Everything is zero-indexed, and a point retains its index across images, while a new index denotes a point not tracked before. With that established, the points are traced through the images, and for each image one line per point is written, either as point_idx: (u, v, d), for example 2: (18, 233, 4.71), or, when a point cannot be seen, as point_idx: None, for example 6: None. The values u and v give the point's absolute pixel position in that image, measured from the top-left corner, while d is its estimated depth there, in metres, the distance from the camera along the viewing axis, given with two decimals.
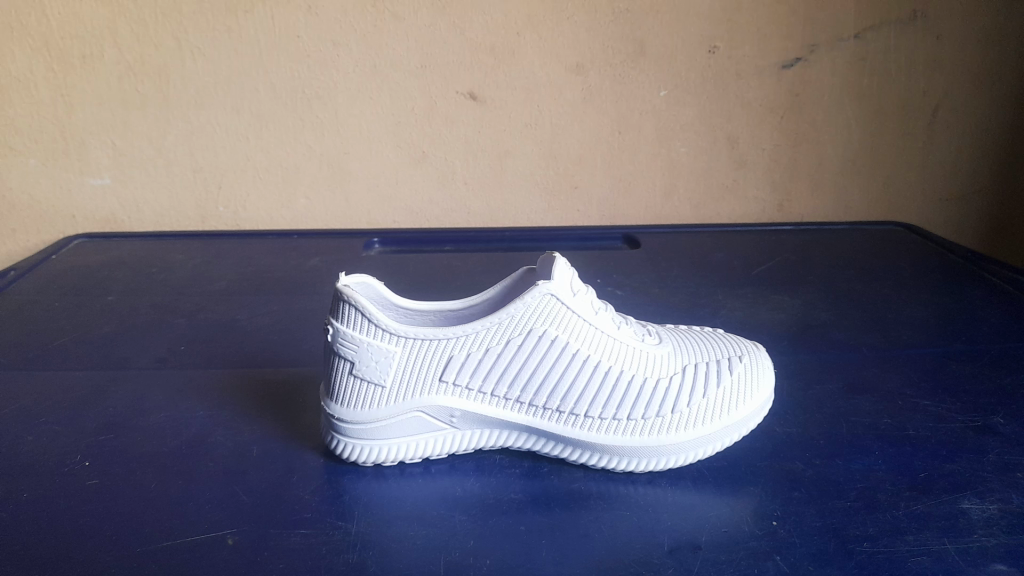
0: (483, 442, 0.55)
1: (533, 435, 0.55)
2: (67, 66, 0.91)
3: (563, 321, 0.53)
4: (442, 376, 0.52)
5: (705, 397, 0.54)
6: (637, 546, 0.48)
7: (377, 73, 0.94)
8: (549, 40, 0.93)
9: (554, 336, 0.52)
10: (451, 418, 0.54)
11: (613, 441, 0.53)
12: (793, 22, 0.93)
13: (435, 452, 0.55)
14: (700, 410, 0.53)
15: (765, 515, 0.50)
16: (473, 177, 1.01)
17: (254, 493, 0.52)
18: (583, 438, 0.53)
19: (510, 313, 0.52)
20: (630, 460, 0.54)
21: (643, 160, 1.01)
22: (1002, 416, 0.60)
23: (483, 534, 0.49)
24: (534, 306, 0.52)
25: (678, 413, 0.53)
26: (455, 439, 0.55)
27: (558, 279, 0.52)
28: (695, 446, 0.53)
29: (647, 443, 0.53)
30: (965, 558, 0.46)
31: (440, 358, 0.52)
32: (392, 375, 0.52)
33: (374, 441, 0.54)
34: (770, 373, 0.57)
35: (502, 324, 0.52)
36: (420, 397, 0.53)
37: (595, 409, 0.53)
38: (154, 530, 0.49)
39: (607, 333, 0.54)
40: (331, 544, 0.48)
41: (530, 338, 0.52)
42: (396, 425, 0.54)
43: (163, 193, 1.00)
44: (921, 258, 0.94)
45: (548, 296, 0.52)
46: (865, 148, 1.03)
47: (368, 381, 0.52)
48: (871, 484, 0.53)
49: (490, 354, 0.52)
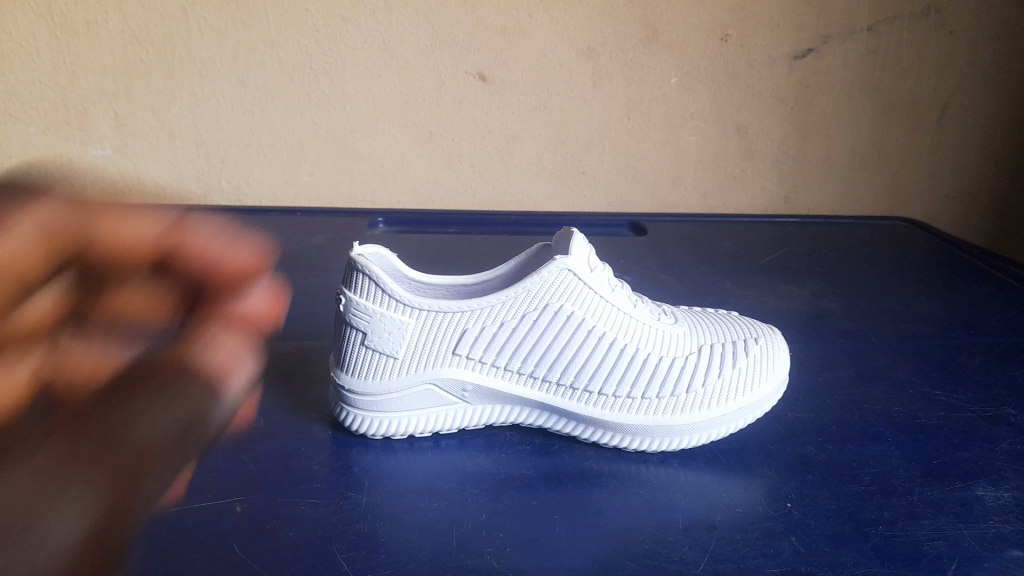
0: (493, 417, 0.55)
1: (544, 412, 0.54)
2: (71, 32, 0.90)
3: (579, 297, 0.52)
4: (456, 349, 0.52)
5: (721, 377, 0.53)
6: (652, 524, 0.47)
7: (386, 51, 0.92)
8: (562, 22, 0.92)
9: (571, 312, 0.52)
10: (463, 392, 0.53)
11: (627, 419, 0.52)
12: (808, 12, 0.92)
13: (445, 427, 0.54)
14: (715, 390, 0.53)
15: (778, 497, 0.50)
16: (479, 159, 1.00)
17: (261, 463, 0.51)
18: (597, 416, 0.53)
19: (527, 287, 0.51)
20: (642, 439, 0.53)
21: (652, 147, 1.00)
22: (1013, 406, 0.60)
23: (495, 509, 0.48)
24: (551, 280, 0.51)
25: (692, 392, 0.52)
26: (466, 413, 0.54)
27: (576, 254, 0.52)
28: (710, 426, 0.53)
29: (662, 422, 0.52)
30: (981, 543, 0.45)
31: (455, 331, 0.51)
32: (404, 347, 0.52)
33: (384, 413, 0.53)
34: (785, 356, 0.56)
35: (518, 298, 0.51)
36: (432, 370, 0.52)
37: (610, 386, 0.52)
38: (160, 497, 0.48)
39: (623, 310, 0.54)
40: (340, 514, 0.47)
41: (546, 313, 0.51)
42: (406, 398, 0.53)
43: (164, 166, 0.99)
44: (928, 253, 0.94)
45: (566, 271, 0.51)
46: (874, 141, 1.02)
47: (380, 352, 0.51)
48: (884, 469, 0.52)
49: (504, 329, 0.51)
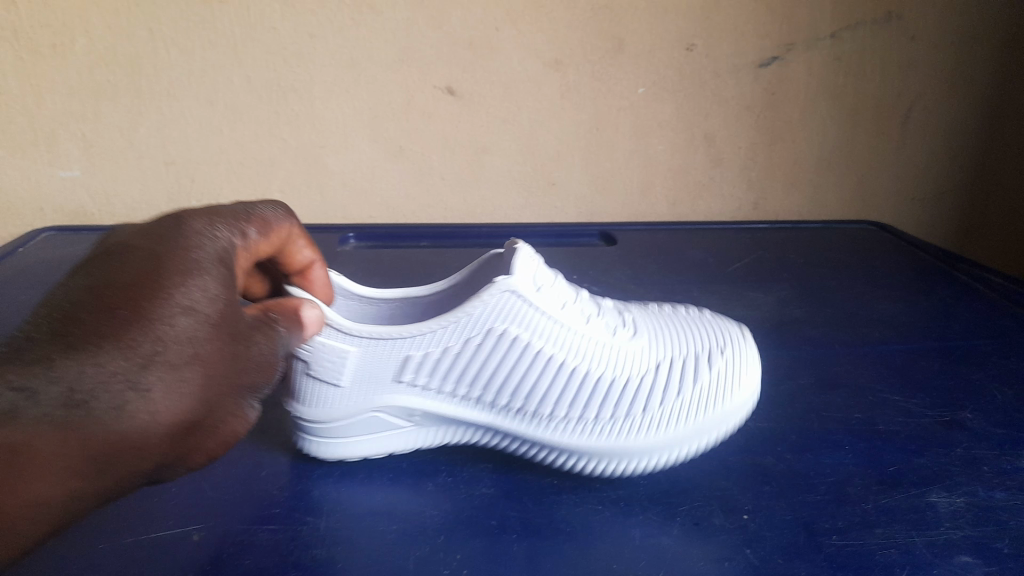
0: (447, 438, 0.55)
1: (497, 433, 0.54)
2: (36, 54, 0.89)
3: (524, 319, 0.51)
4: (400, 376, 0.51)
5: (679, 397, 0.52)
6: (609, 540, 0.47)
7: (354, 67, 0.93)
8: (528, 35, 0.92)
9: (515, 335, 0.51)
10: (413, 416, 0.53)
11: (579, 442, 0.52)
12: (771, 20, 0.93)
13: (400, 448, 0.55)
14: (671, 413, 0.51)
15: (735, 509, 0.50)
16: (450, 173, 1.00)
17: (222, 489, 0.52)
18: (549, 440, 0.52)
19: (469, 312, 0.50)
20: (600, 463, 0.52)
21: (621, 156, 1.01)
22: (970, 411, 0.61)
23: (454, 529, 0.48)
24: (493, 304, 0.50)
25: (647, 415, 0.51)
26: (419, 434, 0.54)
27: (519, 275, 0.51)
28: (669, 448, 0.52)
29: (615, 447, 0.51)
30: (933, 550, 0.46)
31: (398, 358, 0.51)
32: (349, 375, 0.51)
33: (337, 440, 0.53)
34: (753, 360, 0.55)
35: (459, 324, 0.50)
36: (379, 396, 0.52)
37: (560, 409, 0.52)
38: (117, 526, 0.48)
39: (572, 329, 0.53)
40: (299, 540, 0.47)
41: (489, 337, 0.50)
42: (356, 424, 0.53)
43: (136, 186, 0.98)
44: (895, 257, 0.95)
45: (508, 293, 0.50)
46: (840, 147, 1.04)
47: (324, 381, 0.51)
48: (841, 478, 0.53)
49: (447, 354, 0.51)
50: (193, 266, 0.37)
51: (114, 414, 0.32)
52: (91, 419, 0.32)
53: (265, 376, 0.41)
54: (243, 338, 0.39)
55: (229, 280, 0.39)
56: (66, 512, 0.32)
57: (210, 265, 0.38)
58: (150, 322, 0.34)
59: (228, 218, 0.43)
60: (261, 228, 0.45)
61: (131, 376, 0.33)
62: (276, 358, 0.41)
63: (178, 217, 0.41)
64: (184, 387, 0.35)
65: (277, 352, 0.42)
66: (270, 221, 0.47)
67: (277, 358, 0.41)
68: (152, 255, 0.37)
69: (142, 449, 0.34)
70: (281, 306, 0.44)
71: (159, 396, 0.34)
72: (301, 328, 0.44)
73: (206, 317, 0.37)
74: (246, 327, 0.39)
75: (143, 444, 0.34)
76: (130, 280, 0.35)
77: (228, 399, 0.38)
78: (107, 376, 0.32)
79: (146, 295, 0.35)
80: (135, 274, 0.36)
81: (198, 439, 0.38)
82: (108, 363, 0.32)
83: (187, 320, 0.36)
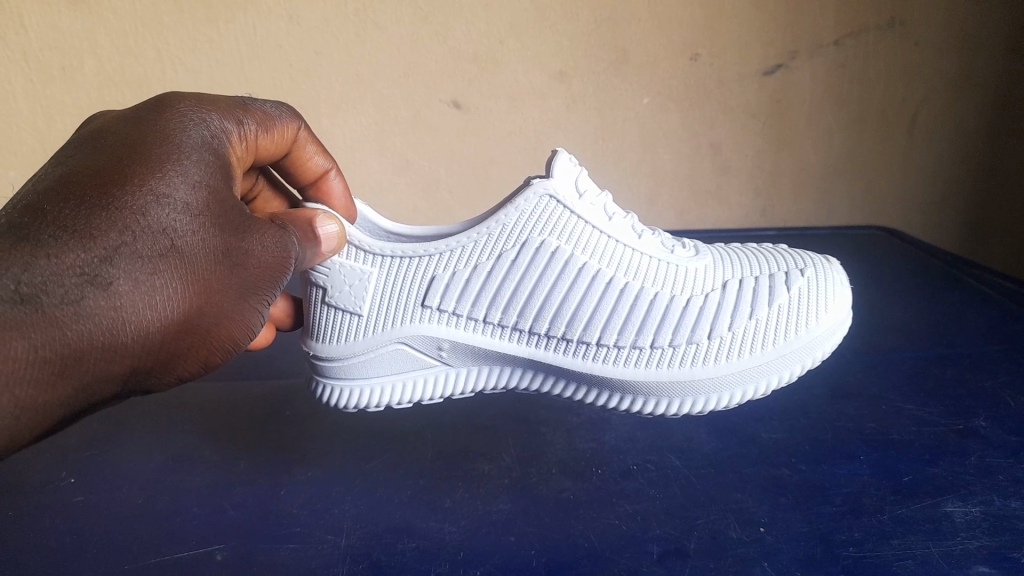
0: (474, 378, 0.52)
1: (536, 373, 0.52)
2: (46, 76, 0.90)
3: (563, 227, 0.49)
4: (425, 301, 0.50)
5: (755, 316, 0.49)
6: (626, 554, 0.48)
7: (362, 83, 0.94)
8: (532, 48, 0.93)
9: (556, 247, 0.49)
10: (440, 352, 0.51)
11: (630, 373, 0.50)
12: (774, 29, 0.94)
13: (428, 395, 0.53)
14: (747, 334, 0.49)
15: (752, 521, 0.50)
16: (457, 185, 1.02)
17: (242, 509, 0.52)
18: (600, 371, 0.50)
19: (502, 220, 0.49)
20: (659, 401, 0.51)
21: (628, 166, 1.02)
22: (984, 418, 0.61)
23: (472, 545, 0.49)
24: (530, 210, 0.49)
25: (718, 337, 0.49)
26: (447, 375, 0.52)
27: (558, 179, 0.49)
28: (745, 380, 0.49)
29: (681, 377, 0.49)
30: (950, 561, 0.46)
31: (423, 280, 0.50)
32: (369, 302, 0.50)
33: (356, 381, 0.52)
34: (842, 286, 0.51)
35: (492, 235, 0.49)
36: (402, 325, 0.50)
37: (609, 335, 0.49)
38: (141, 548, 0.48)
39: (622, 243, 0.51)
40: (321, 557, 0.47)
41: (527, 250, 0.49)
42: (379, 360, 0.51)
43: None
44: (905, 263, 0.96)
45: (547, 196, 0.49)
46: (844, 152, 1.04)
47: (343, 310, 0.50)
48: (856, 489, 0.53)
49: (479, 272, 0.49)
50: (173, 154, 0.38)
51: (77, 307, 0.34)
52: (49, 312, 0.33)
53: (266, 272, 0.42)
54: (229, 230, 0.40)
55: (215, 168, 0.40)
56: (40, 410, 0.34)
57: (192, 152, 0.39)
58: (118, 214, 0.35)
59: (223, 106, 0.44)
60: (261, 121, 0.47)
61: (92, 270, 0.34)
62: (281, 256, 0.42)
63: (170, 102, 0.42)
64: (156, 282, 0.36)
65: (285, 250, 0.43)
66: (273, 117, 0.48)
67: (284, 255, 0.42)
68: (130, 144, 0.38)
69: (116, 344, 0.35)
70: (297, 215, 0.45)
71: (123, 289, 0.35)
72: (317, 242, 0.45)
73: (181, 207, 0.37)
74: (235, 221, 0.40)
75: (115, 338, 0.35)
76: (103, 172, 0.36)
77: (214, 306, 0.40)
78: (66, 269, 0.33)
79: (116, 186, 0.36)
80: (108, 166, 0.37)
81: (188, 346, 0.39)
82: (66, 258, 0.33)
83: (158, 211, 0.36)
